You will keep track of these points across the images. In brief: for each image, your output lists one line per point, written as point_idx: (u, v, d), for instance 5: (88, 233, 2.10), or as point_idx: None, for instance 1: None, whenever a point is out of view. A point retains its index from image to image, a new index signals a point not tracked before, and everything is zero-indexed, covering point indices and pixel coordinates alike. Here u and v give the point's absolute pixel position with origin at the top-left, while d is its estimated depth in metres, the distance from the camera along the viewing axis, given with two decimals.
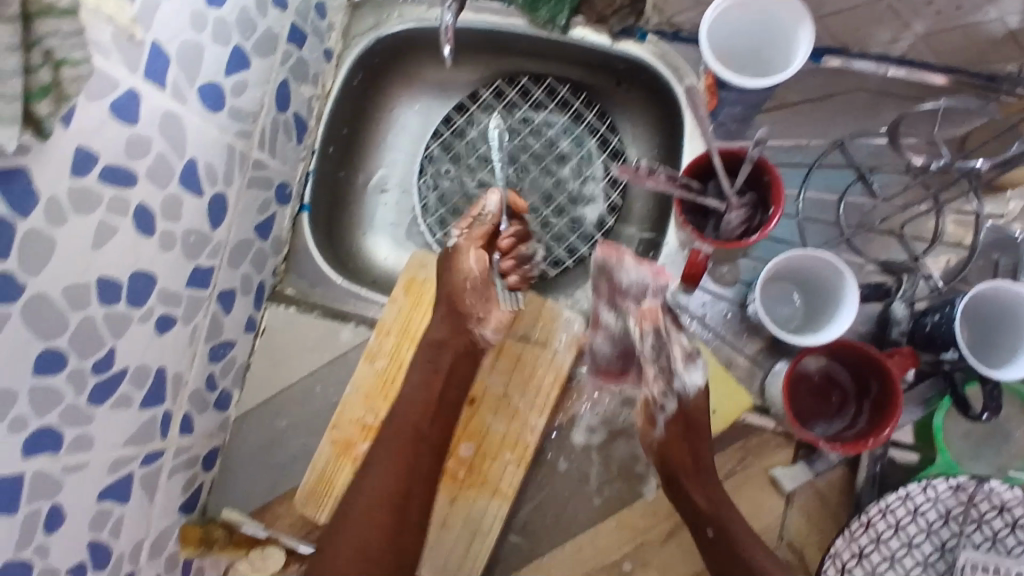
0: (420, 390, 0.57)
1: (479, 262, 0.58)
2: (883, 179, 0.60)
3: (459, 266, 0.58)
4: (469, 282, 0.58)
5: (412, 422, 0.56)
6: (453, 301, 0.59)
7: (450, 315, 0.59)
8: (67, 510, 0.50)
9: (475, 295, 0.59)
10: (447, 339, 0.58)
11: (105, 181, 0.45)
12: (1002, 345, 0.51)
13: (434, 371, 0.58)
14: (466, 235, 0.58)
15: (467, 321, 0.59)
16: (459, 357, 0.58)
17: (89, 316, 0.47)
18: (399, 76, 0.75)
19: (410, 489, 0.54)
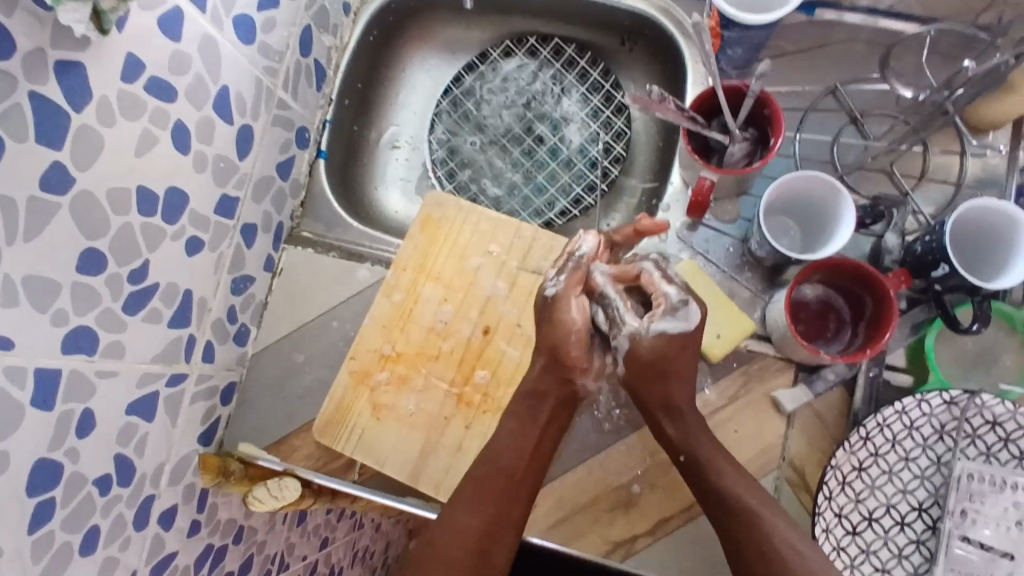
0: (519, 435, 0.58)
1: (581, 312, 0.57)
2: (874, 120, 0.66)
3: (562, 317, 0.57)
4: (573, 335, 0.57)
5: (511, 465, 0.56)
6: (558, 353, 0.58)
7: (555, 366, 0.58)
8: (97, 417, 0.50)
9: (581, 348, 0.57)
10: (550, 390, 0.59)
11: (151, 92, 0.50)
12: (994, 256, 0.57)
13: (533, 418, 0.58)
14: (562, 283, 0.57)
15: (573, 372, 0.58)
16: (560, 407, 0.59)
17: (128, 223, 0.50)
18: (415, 36, 0.80)
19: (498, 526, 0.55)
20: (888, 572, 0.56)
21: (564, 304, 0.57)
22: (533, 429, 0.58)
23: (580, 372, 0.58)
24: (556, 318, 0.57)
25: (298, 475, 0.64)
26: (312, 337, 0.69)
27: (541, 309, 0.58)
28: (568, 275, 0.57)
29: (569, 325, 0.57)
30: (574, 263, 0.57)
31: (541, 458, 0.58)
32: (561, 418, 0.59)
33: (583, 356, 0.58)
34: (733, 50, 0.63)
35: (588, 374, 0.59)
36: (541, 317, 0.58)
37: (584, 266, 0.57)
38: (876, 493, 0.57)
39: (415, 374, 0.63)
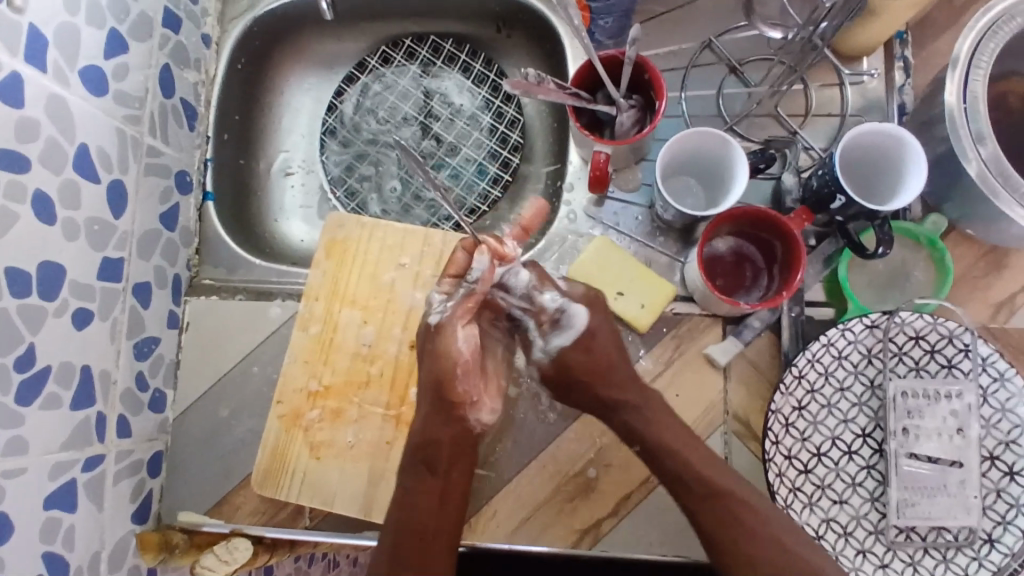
0: (426, 494, 0.55)
1: (468, 341, 0.56)
2: (753, 67, 0.66)
3: (447, 349, 0.55)
4: (460, 366, 0.55)
5: (423, 510, 0.54)
6: (443, 389, 0.56)
7: (443, 410, 0.56)
8: (12, 523, 0.46)
9: (465, 381, 0.56)
10: (442, 435, 0.56)
11: (1, 166, 0.46)
12: (889, 177, 0.58)
13: (431, 471, 0.55)
14: (450, 310, 0.56)
15: (462, 410, 0.57)
16: (454, 446, 0.56)
17: (3, 309, 0.46)
18: (286, 56, 0.77)
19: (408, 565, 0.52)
20: (846, 502, 0.57)
21: (452, 330, 0.55)
22: (433, 481, 0.55)
23: (468, 407, 0.57)
24: (441, 346, 0.55)
25: (247, 534, 0.61)
26: (234, 387, 0.66)
27: (427, 339, 0.56)
28: (459, 301, 0.56)
29: (455, 356, 0.55)
30: (466, 288, 0.56)
31: (450, 497, 0.56)
32: (461, 458, 0.57)
33: (471, 389, 0.57)
34: (604, 20, 0.62)
35: (479, 408, 0.58)
36: (426, 350, 0.56)
37: (476, 291, 0.55)
38: (820, 428, 0.58)
39: (348, 405, 0.61)
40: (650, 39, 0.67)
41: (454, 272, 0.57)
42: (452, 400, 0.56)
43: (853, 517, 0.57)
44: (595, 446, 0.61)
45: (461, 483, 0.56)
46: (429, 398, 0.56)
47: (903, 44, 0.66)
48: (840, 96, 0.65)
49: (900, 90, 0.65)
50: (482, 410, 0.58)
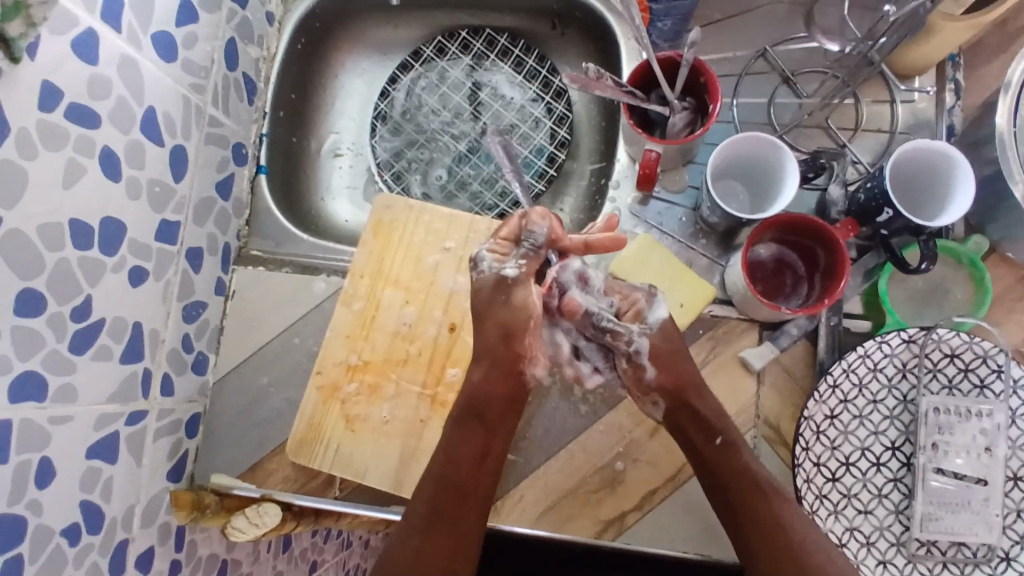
0: (468, 444, 0.57)
1: (539, 298, 0.59)
2: (806, 78, 0.67)
3: (524, 304, 0.58)
4: (532, 320, 0.59)
5: (464, 463, 0.56)
6: (511, 340, 0.58)
7: (498, 367, 0.58)
8: (56, 466, 0.48)
9: (535, 335, 0.59)
10: (495, 390, 0.58)
11: (71, 119, 0.47)
12: (934, 194, 0.59)
13: (484, 427, 0.57)
14: (519, 269, 0.58)
15: (521, 364, 0.59)
16: (507, 404, 0.58)
17: (65, 259, 0.48)
18: (344, 40, 0.79)
19: (443, 534, 0.53)
20: (871, 513, 0.58)
21: (522, 288, 0.58)
22: (481, 434, 0.57)
23: (528, 360, 0.59)
24: (519, 303, 0.58)
25: (277, 499, 0.62)
26: (274, 357, 0.67)
27: (492, 296, 0.58)
28: (528, 262, 0.58)
29: (529, 310, 0.58)
30: (529, 250, 0.58)
31: (490, 460, 0.57)
32: (508, 420, 0.58)
33: (534, 343, 0.59)
34: (662, 23, 0.64)
35: (536, 363, 0.60)
36: (488, 308, 0.58)
37: (540, 253, 0.58)
38: (850, 438, 0.59)
39: (385, 382, 0.62)
40: (705, 44, 0.68)
41: (512, 235, 0.59)
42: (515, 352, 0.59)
43: (876, 528, 0.58)
44: (625, 440, 0.62)
45: (502, 443, 0.58)
46: (484, 351, 0.59)
47: (956, 67, 0.66)
48: (891, 113, 0.66)
49: (949, 112, 0.66)
50: (538, 367, 0.60)
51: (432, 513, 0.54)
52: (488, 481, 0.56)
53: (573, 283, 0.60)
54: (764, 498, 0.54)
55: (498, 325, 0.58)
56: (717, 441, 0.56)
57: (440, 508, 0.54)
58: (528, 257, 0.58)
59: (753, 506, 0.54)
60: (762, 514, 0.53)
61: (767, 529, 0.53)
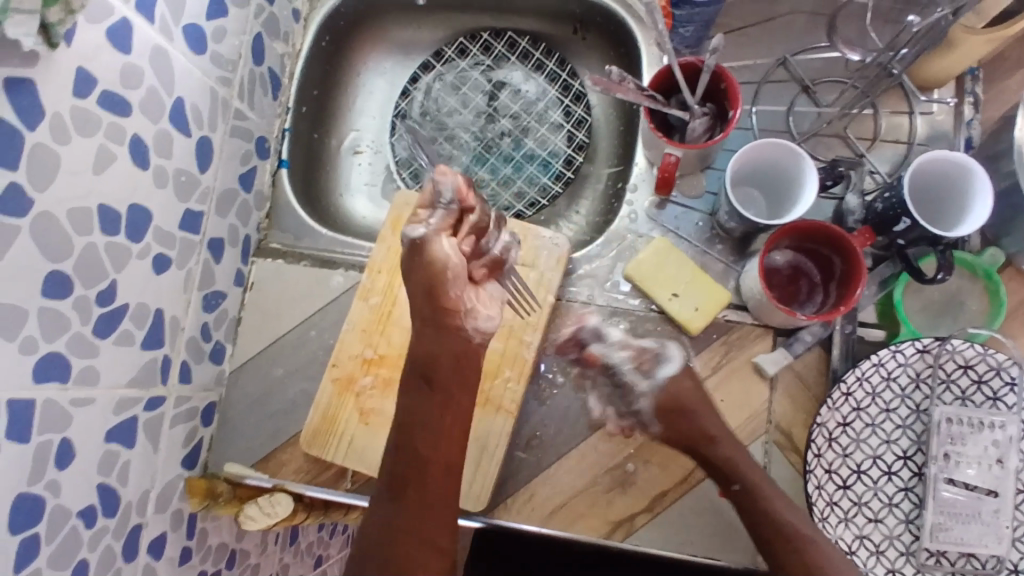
0: (424, 409, 0.55)
1: (453, 251, 0.53)
2: (825, 88, 0.68)
3: (432, 260, 0.53)
4: (448, 271, 0.54)
5: (428, 432, 0.54)
6: (434, 295, 0.55)
7: (438, 321, 0.56)
8: (76, 448, 0.48)
9: (457, 286, 0.55)
10: (439, 351, 0.56)
11: (103, 107, 0.48)
12: (952, 205, 0.59)
13: (430, 388, 0.55)
14: (431, 226, 0.53)
15: (457, 320, 0.56)
16: (457, 363, 0.56)
17: (93, 243, 0.48)
18: (368, 39, 0.80)
19: (422, 511, 0.52)
20: (881, 522, 0.58)
21: (436, 244, 0.53)
22: (430, 398, 0.55)
23: (464, 315, 0.56)
24: (428, 259, 0.53)
25: (289, 490, 0.63)
26: (291, 349, 0.68)
27: (412, 255, 0.54)
28: (440, 218, 0.53)
29: (441, 265, 0.53)
30: (443, 210, 0.53)
31: (453, 430, 0.55)
32: (463, 374, 0.56)
33: (461, 296, 0.56)
34: (685, 29, 0.65)
35: (475, 317, 0.57)
36: (411, 267, 0.55)
37: (456, 210, 0.52)
38: (862, 446, 0.59)
39: (400, 376, 0.63)
40: (727, 52, 0.69)
41: (427, 197, 0.53)
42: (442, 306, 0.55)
43: (886, 537, 0.58)
44: (636, 442, 0.62)
45: (460, 401, 0.56)
46: (423, 312, 0.56)
47: (975, 80, 0.67)
48: (909, 124, 0.67)
49: (968, 125, 0.66)
50: (480, 319, 0.57)
51: (395, 489, 0.53)
52: (455, 451, 0.55)
53: (591, 338, 0.63)
54: (787, 543, 0.53)
55: (424, 285, 0.54)
56: (734, 489, 0.57)
57: (410, 482, 0.53)
58: (440, 219, 0.53)
59: (779, 554, 0.54)
60: (787, 558, 0.53)
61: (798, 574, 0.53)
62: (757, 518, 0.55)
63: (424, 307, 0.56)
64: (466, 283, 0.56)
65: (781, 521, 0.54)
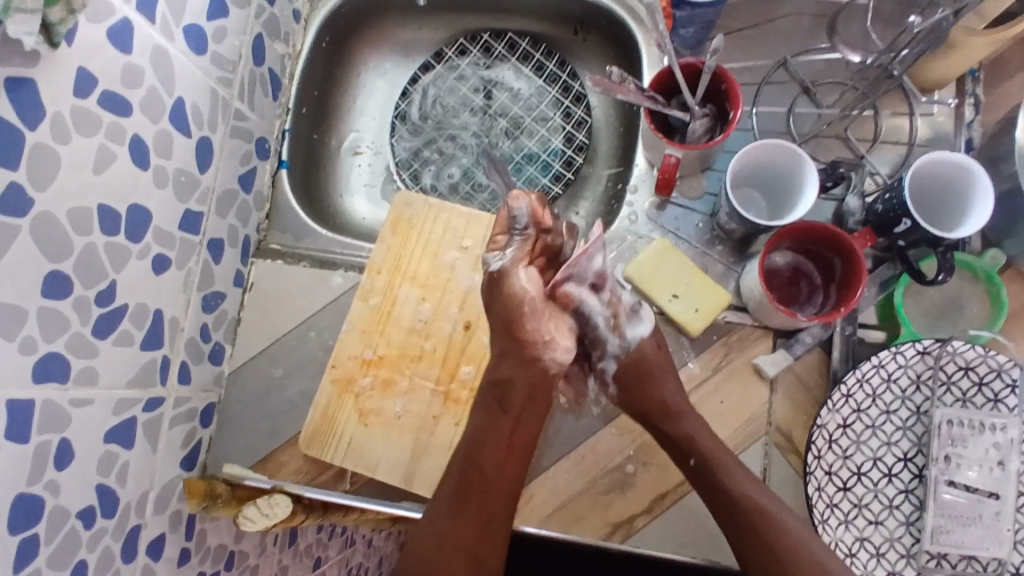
0: (495, 430, 0.57)
1: (531, 280, 0.56)
2: (825, 89, 0.68)
3: (512, 291, 0.55)
4: (527, 305, 0.56)
5: (494, 446, 0.56)
6: (512, 329, 0.57)
7: (515, 349, 0.57)
8: (75, 448, 0.48)
9: (535, 320, 0.56)
10: (514, 375, 0.57)
11: (104, 107, 0.48)
12: (953, 206, 0.59)
13: (503, 409, 0.57)
14: (509, 256, 0.56)
15: (535, 350, 0.57)
16: (531, 390, 0.58)
17: (93, 243, 0.48)
18: (368, 40, 0.80)
19: (468, 516, 0.54)
20: (881, 524, 0.58)
21: (515, 277, 0.55)
22: (504, 420, 0.57)
23: (541, 346, 0.57)
24: (507, 292, 0.56)
25: (287, 492, 0.62)
26: (290, 350, 0.68)
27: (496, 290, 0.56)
28: (518, 247, 0.56)
29: (520, 297, 0.55)
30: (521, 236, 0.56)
31: (517, 448, 0.57)
32: (537, 400, 0.58)
33: (540, 329, 0.57)
34: (685, 30, 0.65)
35: (553, 347, 0.58)
36: (496, 305, 0.57)
37: (532, 236, 0.56)
38: (862, 448, 0.59)
39: (400, 377, 0.63)
40: (727, 53, 0.69)
41: (503, 223, 0.56)
42: (519, 335, 0.57)
43: (887, 539, 0.58)
44: (635, 443, 0.62)
45: (533, 427, 0.58)
46: (503, 340, 0.58)
47: (975, 82, 0.66)
48: (909, 125, 0.67)
49: (969, 126, 0.66)
50: (558, 350, 0.58)
51: (453, 499, 0.55)
52: (514, 469, 0.56)
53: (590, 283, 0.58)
54: (744, 516, 0.55)
55: (504, 319, 0.57)
56: (690, 462, 0.57)
57: (464, 491, 0.55)
58: (527, 240, 0.56)
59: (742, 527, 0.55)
60: (739, 528, 0.55)
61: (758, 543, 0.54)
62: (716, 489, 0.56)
63: (503, 337, 0.58)
64: (542, 316, 0.57)
65: (737, 494, 0.55)
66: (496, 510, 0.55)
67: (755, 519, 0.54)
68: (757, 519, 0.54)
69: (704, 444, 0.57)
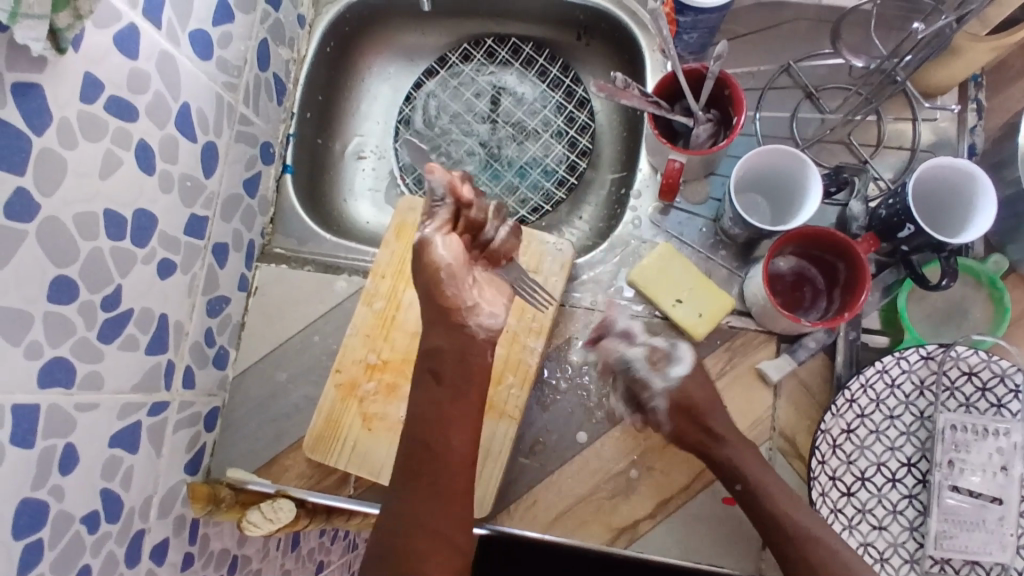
0: (430, 402, 0.56)
1: (450, 248, 0.57)
2: (829, 94, 0.69)
3: (431, 258, 0.57)
4: (445, 271, 0.57)
5: (428, 419, 0.56)
6: (432, 295, 0.57)
7: (439, 315, 0.58)
8: (79, 452, 0.48)
9: (456, 286, 0.57)
10: (443, 345, 0.57)
11: (110, 112, 0.49)
12: (956, 211, 0.60)
13: (436, 381, 0.57)
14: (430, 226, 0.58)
15: (458, 316, 0.57)
16: (458, 361, 0.57)
17: (98, 248, 0.49)
18: (373, 45, 0.80)
19: (423, 494, 0.54)
20: (885, 529, 0.58)
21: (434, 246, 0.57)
22: (437, 391, 0.56)
23: (465, 311, 0.57)
24: (427, 260, 0.57)
25: (291, 496, 0.62)
26: (294, 354, 0.68)
27: (420, 256, 0.57)
28: (438, 218, 0.57)
29: (438, 265, 0.57)
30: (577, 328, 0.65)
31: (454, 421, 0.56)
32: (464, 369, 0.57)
33: (462, 293, 0.57)
34: (689, 36, 0.65)
35: (477, 312, 0.58)
36: (421, 273, 0.58)
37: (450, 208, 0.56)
38: (866, 453, 0.59)
39: (404, 381, 0.63)
40: (731, 58, 0.69)
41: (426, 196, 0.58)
42: (443, 303, 0.58)
43: (890, 544, 0.58)
44: (639, 448, 0.62)
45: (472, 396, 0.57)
46: (429, 310, 0.58)
47: (978, 87, 0.67)
48: (912, 131, 0.67)
49: (972, 131, 0.66)
50: (482, 315, 0.58)
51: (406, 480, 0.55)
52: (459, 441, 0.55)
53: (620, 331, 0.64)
54: (793, 545, 0.53)
55: (426, 288, 0.58)
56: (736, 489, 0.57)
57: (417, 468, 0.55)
58: (443, 217, 0.57)
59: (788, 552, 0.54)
60: (785, 551, 0.54)
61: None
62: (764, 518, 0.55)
63: (428, 307, 0.58)
64: (462, 281, 0.57)
65: (786, 523, 0.54)
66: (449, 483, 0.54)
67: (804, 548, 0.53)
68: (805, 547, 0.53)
69: (750, 473, 0.57)
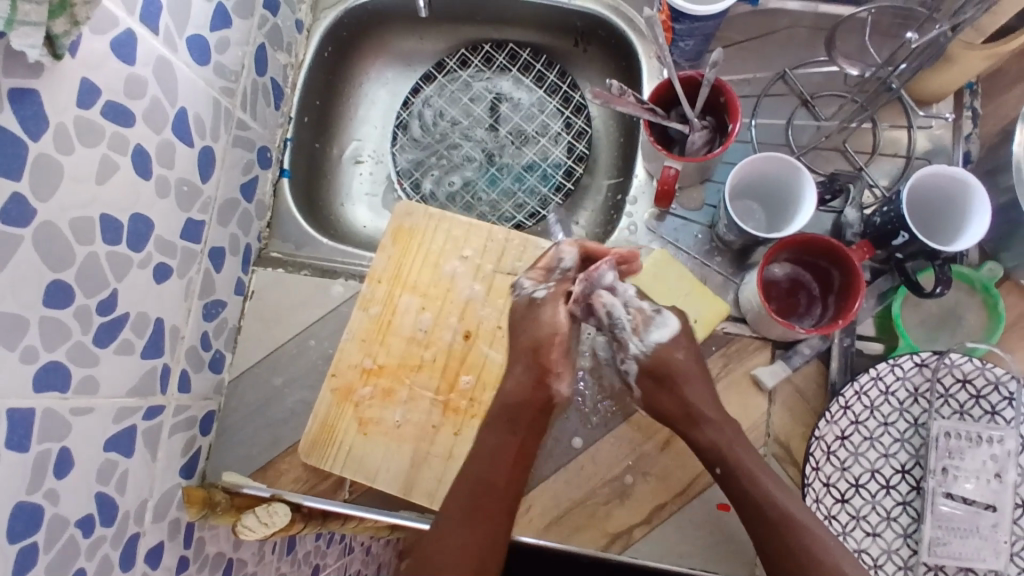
0: (503, 446, 0.58)
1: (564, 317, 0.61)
2: (824, 101, 0.69)
3: (541, 320, 0.61)
4: (554, 334, 0.60)
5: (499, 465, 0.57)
6: (539, 354, 0.60)
7: (532, 370, 0.60)
8: (74, 456, 0.48)
9: (558, 350, 0.60)
10: (528, 398, 0.59)
11: (107, 117, 0.49)
12: (951, 221, 0.60)
13: (512, 429, 0.58)
14: (544, 291, 0.62)
15: (548, 377, 0.60)
16: (537, 414, 0.59)
17: (94, 252, 0.49)
18: (370, 50, 0.81)
19: (474, 525, 0.54)
20: (879, 536, 0.58)
21: (550, 307, 0.61)
22: (511, 440, 0.58)
23: (554, 376, 0.60)
24: (543, 318, 0.61)
25: (286, 500, 0.62)
26: (290, 358, 0.68)
27: (526, 310, 0.62)
28: (554, 286, 0.62)
29: (549, 326, 0.60)
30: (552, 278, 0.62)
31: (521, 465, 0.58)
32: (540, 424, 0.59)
33: (557, 359, 0.60)
34: (685, 43, 0.65)
35: (561, 379, 0.61)
36: (520, 327, 0.61)
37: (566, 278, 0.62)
38: (860, 459, 0.59)
39: (400, 386, 0.63)
40: (727, 65, 0.69)
41: (546, 261, 0.62)
42: (545, 364, 0.60)
43: (884, 551, 0.58)
44: (635, 453, 0.62)
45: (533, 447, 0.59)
46: (524, 362, 0.60)
47: (973, 95, 0.67)
48: (907, 138, 0.67)
49: (967, 139, 0.67)
50: (563, 382, 0.61)
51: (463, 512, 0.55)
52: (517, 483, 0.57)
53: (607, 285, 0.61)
54: (767, 528, 0.53)
55: (532, 342, 0.60)
56: (715, 471, 0.57)
57: (476, 502, 0.55)
58: (559, 281, 0.62)
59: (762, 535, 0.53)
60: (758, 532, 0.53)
61: (786, 558, 0.52)
62: (739, 496, 0.55)
63: (525, 357, 0.60)
64: (530, 323, 0.61)
65: (761, 504, 0.54)
66: (489, 514, 0.55)
67: (783, 531, 0.52)
68: (783, 527, 0.53)
69: (728, 450, 0.56)
